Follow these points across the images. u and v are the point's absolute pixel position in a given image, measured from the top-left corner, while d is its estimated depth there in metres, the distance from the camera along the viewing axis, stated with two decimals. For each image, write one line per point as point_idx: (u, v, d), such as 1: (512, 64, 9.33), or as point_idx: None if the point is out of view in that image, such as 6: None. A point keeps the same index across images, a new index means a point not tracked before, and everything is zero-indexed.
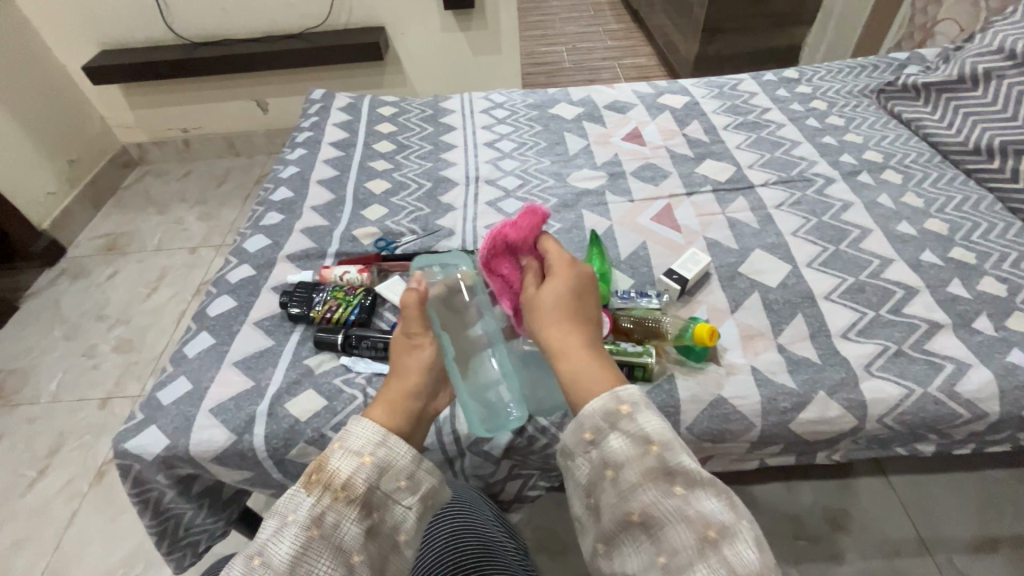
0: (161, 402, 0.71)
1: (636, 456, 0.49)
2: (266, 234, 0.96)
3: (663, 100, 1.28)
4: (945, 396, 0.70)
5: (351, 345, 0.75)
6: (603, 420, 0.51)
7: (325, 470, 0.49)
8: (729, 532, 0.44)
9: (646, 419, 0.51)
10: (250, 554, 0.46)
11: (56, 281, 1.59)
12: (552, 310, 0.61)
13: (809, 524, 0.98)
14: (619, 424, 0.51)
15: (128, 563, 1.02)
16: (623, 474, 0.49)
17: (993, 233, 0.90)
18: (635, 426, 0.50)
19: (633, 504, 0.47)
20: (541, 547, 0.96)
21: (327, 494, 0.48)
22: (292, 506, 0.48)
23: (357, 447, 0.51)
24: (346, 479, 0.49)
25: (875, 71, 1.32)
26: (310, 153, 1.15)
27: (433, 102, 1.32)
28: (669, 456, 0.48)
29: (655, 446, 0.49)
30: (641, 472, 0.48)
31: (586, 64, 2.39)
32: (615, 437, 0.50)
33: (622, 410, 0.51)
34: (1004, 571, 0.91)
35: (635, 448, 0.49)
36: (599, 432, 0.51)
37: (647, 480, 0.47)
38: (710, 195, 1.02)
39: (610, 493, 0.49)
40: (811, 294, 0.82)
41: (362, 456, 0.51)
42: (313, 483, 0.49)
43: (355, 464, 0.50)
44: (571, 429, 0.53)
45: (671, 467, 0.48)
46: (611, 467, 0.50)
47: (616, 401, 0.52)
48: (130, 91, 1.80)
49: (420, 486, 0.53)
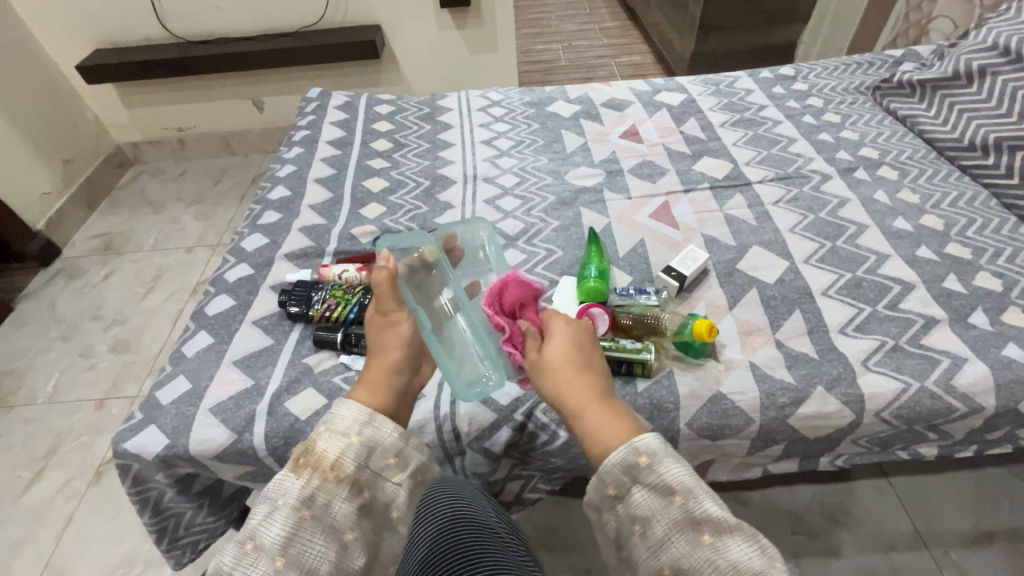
0: (160, 401, 0.71)
1: (660, 507, 0.46)
2: (265, 232, 0.96)
3: (660, 98, 1.28)
4: (942, 390, 0.70)
5: (350, 344, 0.75)
6: (624, 474, 0.48)
7: (311, 452, 0.53)
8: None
9: (667, 467, 0.47)
10: (241, 539, 0.48)
11: (52, 281, 1.58)
12: (565, 367, 0.57)
13: (808, 521, 0.98)
14: (642, 477, 0.47)
15: (128, 564, 1.02)
16: (652, 528, 0.46)
17: (988, 229, 0.90)
18: (656, 475, 0.47)
19: (664, 560, 0.45)
20: (542, 544, 0.96)
21: (316, 475, 0.52)
22: (281, 490, 0.51)
23: (343, 428, 0.54)
24: (334, 460, 0.53)
25: (871, 68, 1.32)
26: (307, 152, 1.14)
27: (431, 101, 1.32)
28: (694, 504, 0.45)
29: (678, 496, 0.46)
30: (668, 524, 0.45)
31: (582, 61, 2.39)
32: (638, 491, 0.47)
33: (641, 460, 0.48)
34: (1001, 564, 0.92)
35: (658, 498, 0.46)
36: (621, 487, 0.48)
37: (674, 532, 0.45)
38: (708, 192, 1.02)
39: (641, 548, 0.46)
40: (808, 290, 0.83)
41: (350, 437, 0.54)
42: (301, 466, 0.52)
43: (343, 445, 0.54)
44: (593, 487, 0.50)
45: (697, 516, 0.45)
46: (638, 522, 0.47)
47: (635, 452, 0.48)
48: (125, 90, 1.80)
49: (408, 463, 0.57)
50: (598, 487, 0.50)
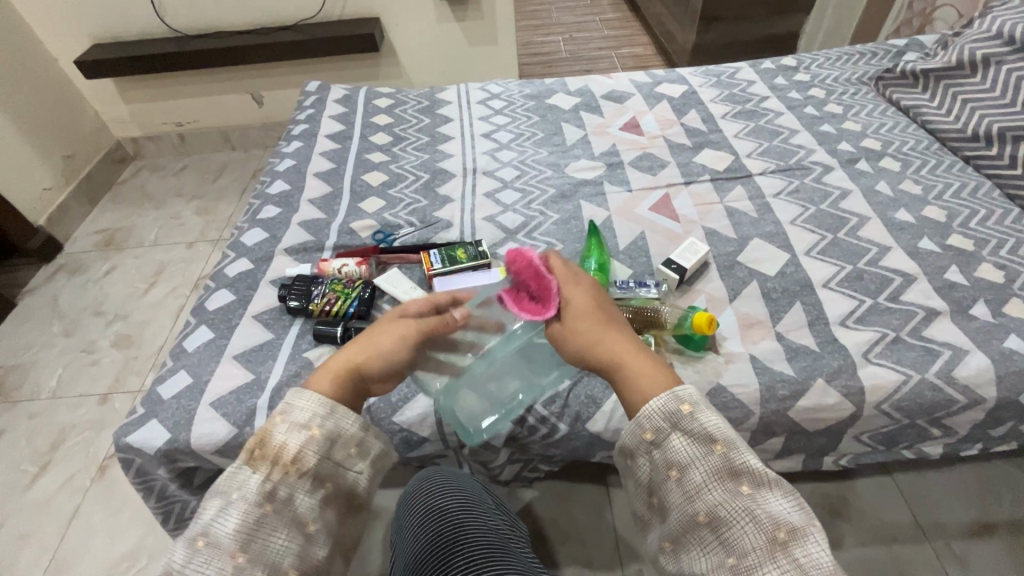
0: (161, 396, 0.71)
1: (700, 454, 0.47)
2: (264, 226, 0.96)
3: (661, 89, 1.28)
4: (943, 381, 0.70)
5: (350, 338, 0.75)
6: (664, 420, 0.49)
7: (269, 445, 0.49)
8: (802, 534, 0.42)
9: (708, 416, 0.48)
10: (190, 537, 0.45)
11: (54, 277, 1.58)
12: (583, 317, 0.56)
13: (808, 512, 0.99)
14: (682, 423, 0.48)
15: (132, 557, 1.03)
16: (689, 474, 0.47)
17: (991, 220, 0.90)
18: (697, 423, 0.47)
19: (699, 506, 0.46)
20: (543, 536, 0.96)
21: (276, 469, 0.48)
22: (235, 483, 0.47)
23: (303, 420, 0.51)
24: (295, 454, 0.49)
25: (874, 58, 1.31)
26: (306, 147, 1.14)
27: (430, 94, 1.31)
28: (734, 454, 0.46)
29: (719, 446, 0.47)
30: (706, 472, 0.46)
31: (582, 53, 2.37)
32: (677, 437, 0.48)
33: (682, 408, 0.48)
34: (1000, 554, 0.93)
35: (698, 447, 0.47)
36: (660, 433, 0.48)
37: (713, 480, 0.46)
38: (708, 183, 1.02)
39: (675, 494, 0.47)
40: (810, 283, 0.83)
41: (311, 430, 0.51)
42: (257, 460, 0.49)
43: (303, 438, 0.50)
44: (630, 429, 0.50)
45: (737, 466, 0.46)
46: (675, 468, 0.48)
47: (677, 400, 0.48)
48: (123, 85, 1.79)
49: (369, 450, 0.55)
50: (634, 431, 0.50)
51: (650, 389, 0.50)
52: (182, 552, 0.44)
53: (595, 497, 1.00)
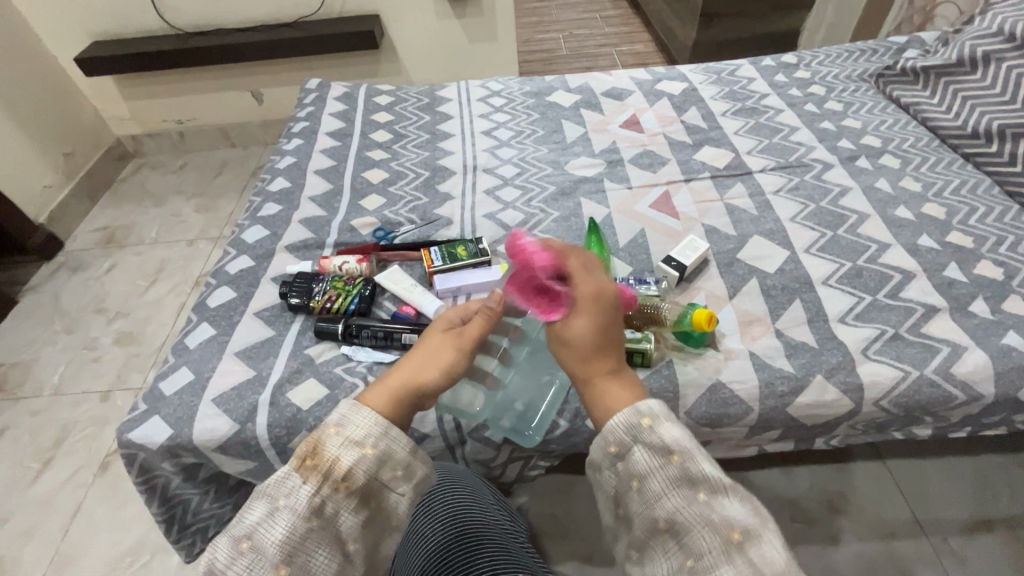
0: (163, 392, 0.72)
1: (658, 465, 0.48)
2: (265, 224, 0.96)
3: (662, 86, 1.28)
4: (942, 378, 0.70)
5: (351, 335, 0.75)
6: (626, 434, 0.50)
7: (322, 457, 0.49)
8: (756, 536, 0.42)
9: (667, 427, 0.49)
10: (236, 537, 0.46)
11: (54, 274, 1.58)
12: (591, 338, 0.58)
13: (807, 508, 0.99)
14: (641, 436, 0.49)
15: (134, 552, 1.03)
16: (649, 485, 0.48)
17: (990, 217, 0.90)
18: (654, 434, 0.49)
19: (658, 513, 0.46)
20: (543, 532, 0.97)
21: (327, 484, 0.48)
22: (283, 491, 0.48)
23: (358, 437, 0.51)
24: (346, 471, 0.49)
25: (874, 55, 1.31)
26: (307, 144, 1.14)
27: (430, 91, 1.31)
28: (690, 464, 0.47)
29: (675, 456, 0.47)
30: (664, 482, 0.47)
31: (583, 50, 2.37)
32: (638, 450, 0.49)
33: (643, 421, 0.50)
34: (997, 550, 0.93)
35: (656, 458, 0.48)
36: (622, 445, 0.50)
37: (671, 488, 0.47)
38: (708, 181, 1.02)
39: (638, 503, 0.48)
40: (809, 280, 0.83)
41: (365, 448, 0.51)
42: (309, 471, 0.49)
43: (356, 456, 0.50)
44: (597, 443, 0.52)
45: (693, 474, 0.47)
46: (636, 478, 0.49)
47: (637, 414, 0.50)
48: (123, 82, 1.79)
49: (415, 474, 0.53)
50: (601, 446, 0.51)
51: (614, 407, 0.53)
52: (227, 550, 0.45)
53: (595, 493, 1.01)
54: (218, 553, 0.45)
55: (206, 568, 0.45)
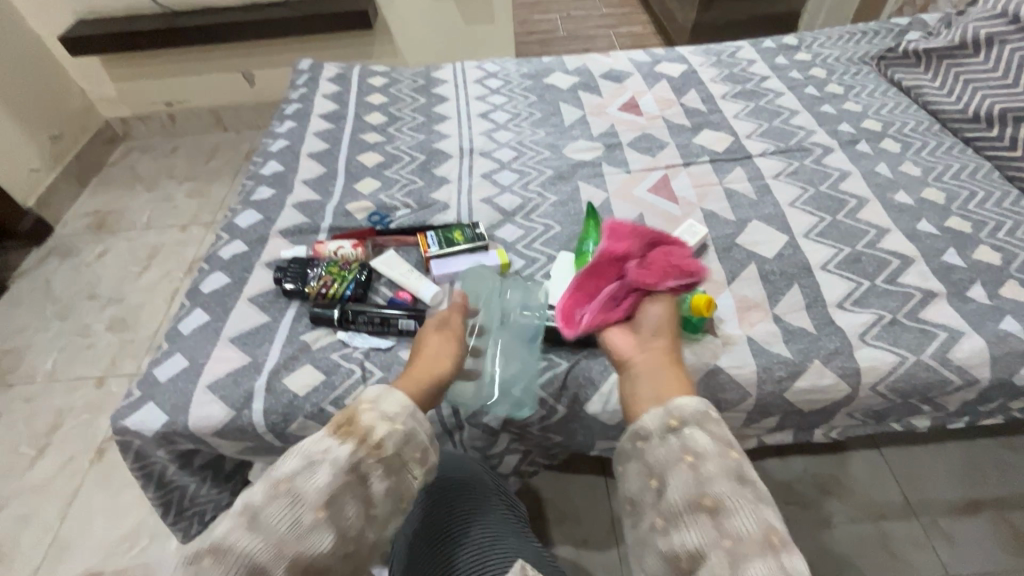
0: (158, 378, 0.71)
1: (717, 451, 0.44)
2: (258, 208, 0.95)
3: (661, 69, 1.26)
4: (938, 362, 0.71)
5: (347, 320, 0.75)
6: (693, 417, 0.47)
7: (358, 423, 0.48)
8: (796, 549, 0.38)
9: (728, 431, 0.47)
10: (273, 483, 0.43)
11: (46, 259, 1.56)
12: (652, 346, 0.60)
13: (799, 490, 1.01)
14: (706, 424, 0.47)
15: (133, 537, 1.03)
16: (704, 463, 0.44)
17: (989, 202, 0.90)
18: (720, 427, 0.46)
19: (705, 491, 0.42)
20: (539, 517, 0.98)
21: (361, 446, 0.46)
22: (320, 448, 0.45)
23: (390, 412, 0.50)
24: (380, 439, 0.47)
25: (876, 37, 1.29)
26: (300, 126, 1.12)
27: (425, 72, 1.28)
28: (747, 466, 0.44)
29: (735, 452, 0.45)
30: (719, 465, 0.43)
31: (580, 31, 2.33)
32: (701, 432, 0.46)
33: (711, 414, 0.48)
34: (986, 530, 0.95)
35: (717, 445, 0.45)
36: (686, 423, 0.47)
37: (724, 473, 0.43)
38: (708, 165, 1.01)
39: (684, 474, 0.44)
40: (807, 265, 0.82)
41: (395, 423, 0.49)
42: (343, 430, 0.47)
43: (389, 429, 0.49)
44: (655, 414, 0.49)
45: (746, 475, 0.43)
46: (691, 453, 0.45)
47: (705, 404, 0.48)
48: (111, 62, 1.75)
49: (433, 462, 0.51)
50: (661, 416, 0.48)
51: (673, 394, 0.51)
52: (264, 494, 0.42)
53: (591, 478, 1.02)
54: (254, 497, 0.42)
55: (242, 506, 0.42)
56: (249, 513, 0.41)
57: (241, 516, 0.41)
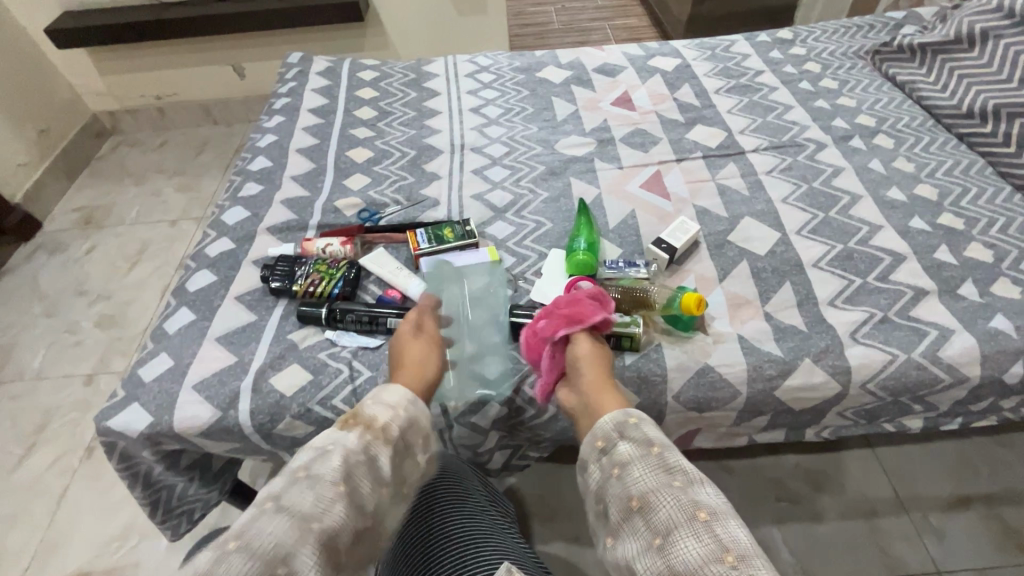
0: (142, 378, 0.70)
1: (638, 454, 0.48)
2: (245, 205, 0.94)
3: (654, 63, 1.24)
4: (929, 360, 0.70)
5: (335, 319, 0.74)
6: (614, 429, 0.51)
7: (361, 415, 0.50)
8: (721, 515, 0.41)
9: (650, 427, 0.50)
10: (291, 472, 0.44)
11: (33, 256, 1.54)
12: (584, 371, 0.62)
13: (791, 486, 1.01)
14: (626, 431, 0.50)
15: (123, 537, 1.03)
16: (628, 470, 0.47)
17: (982, 199, 0.89)
18: (639, 431, 0.50)
19: (632, 492, 0.46)
20: (530, 513, 0.98)
21: (368, 432, 0.48)
22: (330, 439, 0.47)
23: (391, 400, 0.52)
24: (384, 423, 0.50)
25: (871, 31, 1.28)
26: (288, 121, 1.10)
27: (416, 66, 1.27)
28: (670, 455, 0.47)
29: (656, 447, 0.48)
30: (643, 467, 0.47)
31: (575, 24, 2.31)
32: (622, 443, 0.50)
33: (630, 420, 0.51)
34: (975, 525, 0.95)
35: (637, 449, 0.48)
36: (609, 440, 0.51)
37: (648, 473, 0.46)
38: (701, 161, 1.00)
39: (614, 487, 0.47)
40: (799, 262, 0.82)
41: (398, 409, 0.52)
42: (360, 424, 0.49)
43: (391, 412, 0.51)
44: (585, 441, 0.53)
45: (671, 465, 0.47)
46: (617, 466, 0.48)
47: (625, 414, 0.52)
48: (98, 55, 1.72)
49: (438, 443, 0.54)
50: (590, 441, 0.52)
51: (604, 410, 0.55)
52: (283, 482, 0.43)
53: None
54: (273, 487, 0.43)
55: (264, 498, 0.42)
56: (273, 498, 0.41)
57: (264, 503, 0.41)
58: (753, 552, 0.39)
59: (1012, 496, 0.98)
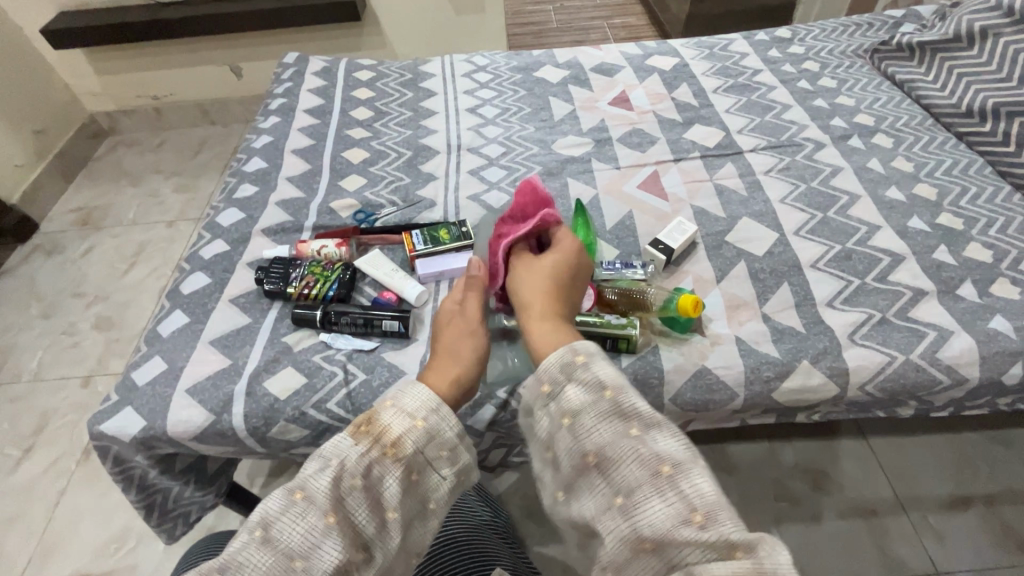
0: (135, 382, 0.70)
1: (591, 400, 0.45)
2: (240, 206, 0.93)
3: (652, 62, 1.24)
4: (927, 362, 0.70)
5: (329, 322, 0.73)
6: (561, 373, 0.47)
7: (375, 423, 0.46)
8: (685, 467, 0.41)
9: (601, 365, 0.46)
10: (290, 489, 0.43)
11: (30, 257, 1.54)
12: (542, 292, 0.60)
13: (790, 486, 1.00)
14: (576, 374, 0.46)
15: (120, 539, 1.02)
16: (580, 420, 0.44)
17: (981, 198, 0.89)
18: (589, 371, 0.46)
19: (589, 449, 0.44)
20: (528, 515, 0.97)
21: (376, 447, 0.45)
22: (335, 451, 0.44)
23: (410, 408, 0.47)
24: (396, 438, 0.45)
25: (870, 30, 1.27)
26: (284, 122, 1.10)
27: (413, 66, 1.26)
28: (623, 398, 0.44)
29: (609, 391, 0.44)
30: (596, 416, 0.44)
31: (573, 23, 2.30)
32: (571, 387, 0.46)
33: (577, 359, 0.47)
34: (975, 526, 0.95)
35: (589, 394, 0.45)
36: (556, 385, 0.46)
37: (603, 423, 0.44)
38: (698, 161, 1.00)
39: (566, 440, 0.45)
40: (797, 263, 0.81)
41: (415, 419, 0.46)
42: (368, 437, 0.45)
43: (407, 425, 0.46)
44: (530, 383, 0.48)
45: (626, 408, 0.44)
46: (568, 415, 0.45)
47: (572, 352, 0.47)
48: (94, 55, 1.71)
49: (460, 458, 0.48)
50: (534, 386, 0.48)
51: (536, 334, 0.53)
52: (280, 503, 0.43)
53: None
54: (271, 505, 0.43)
55: (260, 518, 0.42)
56: (263, 525, 0.42)
57: (255, 529, 0.42)
58: (719, 504, 0.39)
59: (1012, 496, 0.98)
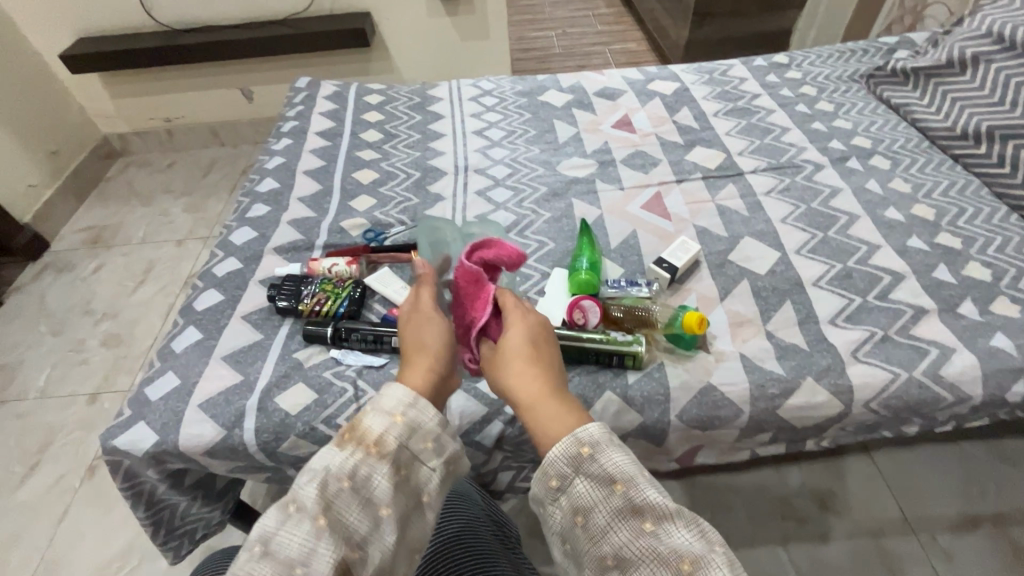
0: (148, 398, 0.71)
1: (601, 497, 0.42)
2: (253, 225, 0.95)
3: (653, 87, 1.27)
4: (931, 379, 0.71)
5: (340, 338, 0.75)
6: (568, 465, 0.44)
7: (356, 427, 0.46)
8: (705, 563, 0.37)
9: (609, 455, 0.43)
10: (283, 502, 0.43)
11: (41, 275, 1.56)
12: (525, 351, 0.55)
13: (797, 506, 1.00)
14: (582, 467, 0.43)
15: (123, 557, 1.02)
16: (593, 518, 0.42)
17: (979, 218, 0.91)
18: (597, 465, 0.43)
19: (606, 549, 0.40)
20: (534, 534, 0.97)
21: (360, 449, 0.45)
22: (322, 460, 0.45)
23: (389, 407, 0.48)
24: (378, 436, 0.46)
25: (865, 56, 1.31)
26: (296, 143, 1.13)
27: (421, 90, 1.30)
28: (635, 492, 0.41)
29: (619, 485, 0.42)
30: (608, 514, 0.42)
31: (575, 49, 2.37)
32: (580, 482, 0.43)
33: (583, 451, 0.44)
34: (985, 548, 0.94)
35: (598, 489, 0.42)
36: (564, 479, 0.44)
37: (616, 520, 0.41)
38: (700, 182, 1.02)
39: (583, 540, 0.42)
40: (799, 282, 0.83)
41: (394, 415, 0.47)
42: (349, 440, 0.46)
43: (387, 422, 0.46)
44: (536, 478, 0.45)
45: (637, 503, 0.41)
46: (580, 513, 0.43)
47: (576, 442, 0.44)
48: (110, 80, 1.76)
49: (446, 448, 0.49)
50: (540, 480, 0.45)
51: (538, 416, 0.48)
52: (275, 515, 0.42)
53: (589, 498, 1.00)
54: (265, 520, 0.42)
55: (258, 536, 0.41)
56: (262, 540, 0.41)
57: (254, 546, 0.41)
58: None
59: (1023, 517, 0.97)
